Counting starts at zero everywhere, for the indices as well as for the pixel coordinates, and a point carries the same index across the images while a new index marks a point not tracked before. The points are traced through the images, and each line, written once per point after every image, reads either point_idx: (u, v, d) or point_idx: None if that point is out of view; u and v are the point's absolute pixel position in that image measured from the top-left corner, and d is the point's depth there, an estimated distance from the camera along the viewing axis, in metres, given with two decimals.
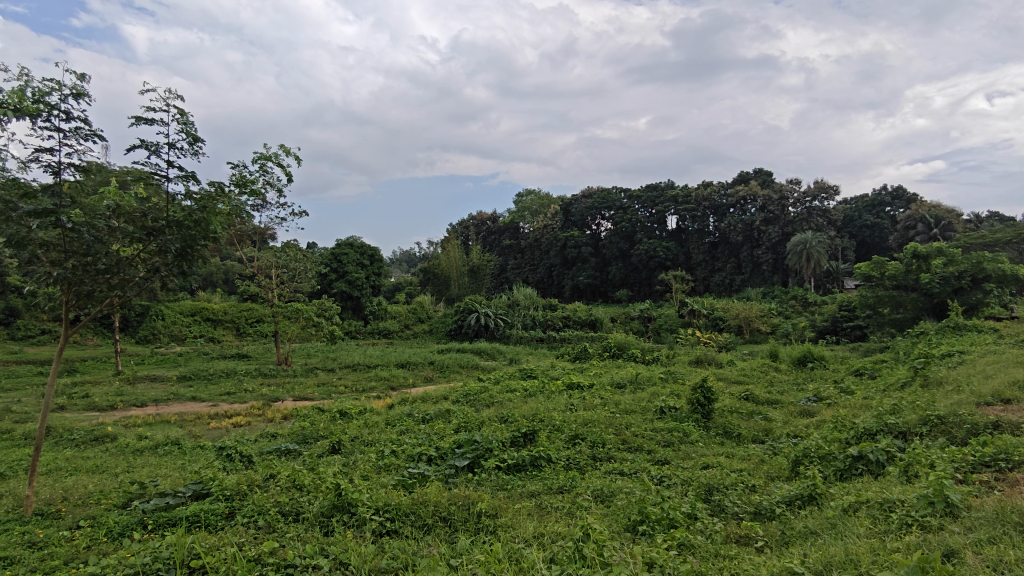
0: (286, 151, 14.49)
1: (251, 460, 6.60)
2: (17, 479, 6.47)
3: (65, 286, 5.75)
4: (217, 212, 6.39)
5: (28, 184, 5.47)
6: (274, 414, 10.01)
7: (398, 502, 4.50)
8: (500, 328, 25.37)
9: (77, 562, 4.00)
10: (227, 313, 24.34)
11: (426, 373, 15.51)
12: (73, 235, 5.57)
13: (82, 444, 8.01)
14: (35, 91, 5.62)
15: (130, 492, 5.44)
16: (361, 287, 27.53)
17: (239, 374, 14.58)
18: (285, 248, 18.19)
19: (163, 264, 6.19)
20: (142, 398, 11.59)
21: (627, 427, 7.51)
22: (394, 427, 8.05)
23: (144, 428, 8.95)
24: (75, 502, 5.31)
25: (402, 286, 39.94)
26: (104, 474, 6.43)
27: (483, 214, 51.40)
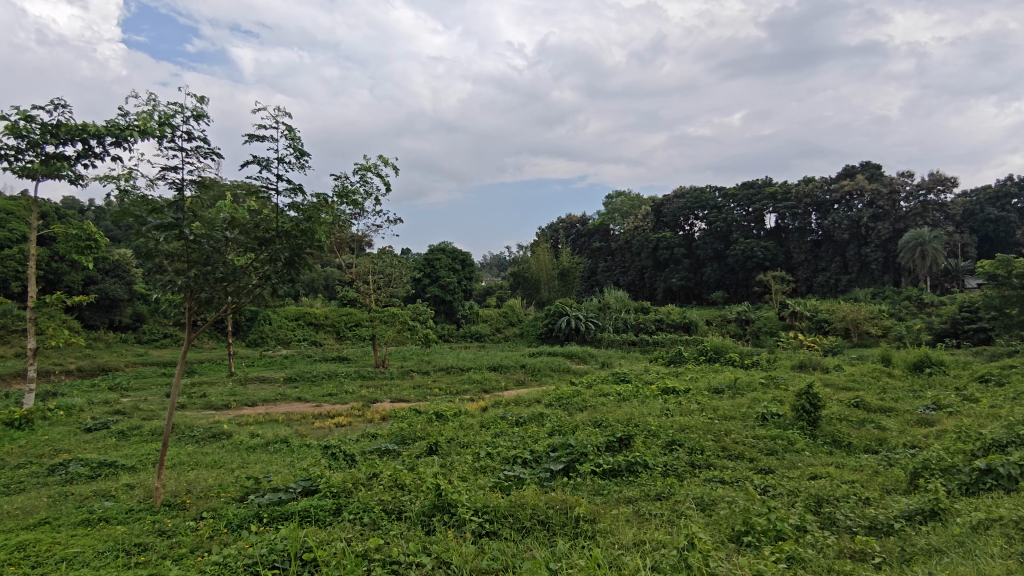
0: (384, 162, 15.03)
1: (354, 459, 6.88)
2: (146, 471, 7.04)
3: (188, 294, 6.24)
4: (322, 221, 6.67)
5: (156, 201, 5.99)
6: (374, 414, 10.40)
7: (497, 504, 4.57)
8: (591, 332, 25.21)
9: (203, 551, 4.31)
10: (329, 318, 25.47)
11: (519, 376, 15.63)
12: (194, 246, 6.02)
13: (201, 440, 8.61)
14: (162, 115, 6.12)
15: (246, 486, 5.79)
16: (454, 291, 28.08)
17: (340, 376, 15.21)
18: (381, 255, 18.85)
19: (273, 271, 6.56)
20: (252, 398, 12.32)
21: (727, 434, 7.27)
22: (489, 429, 8.16)
23: (255, 426, 9.50)
24: (198, 494, 5.71)
25: (493, 289, 40.42)
26: (222, 469, 6.88)
27: (573, 217, 51.29)
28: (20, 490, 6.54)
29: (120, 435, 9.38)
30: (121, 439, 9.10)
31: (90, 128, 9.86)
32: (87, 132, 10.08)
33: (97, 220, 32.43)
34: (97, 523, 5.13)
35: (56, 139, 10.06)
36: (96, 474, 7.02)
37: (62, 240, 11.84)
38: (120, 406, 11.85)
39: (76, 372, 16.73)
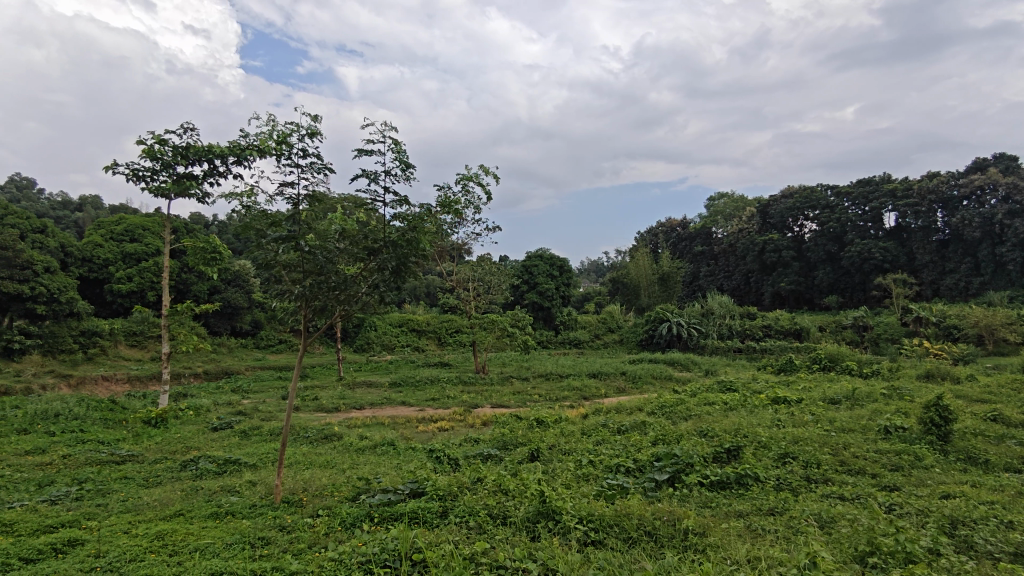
0: (485, 171, 15.34)
1: (458, 462, 7.04)
2: (266, 469, 7.49)
3: (304, 302, 6.61)
4: (425, 231, 6.86)
5: (275, 214, 6.41)
6: (475, 419, 10.57)
7: (602, 513, 4.52)
8: (694, 338, 24.51)
9: (320, 547, 4.53)
10: (431, 325, 26.23)
11: (619, 384, 15.42)
12: (309, 257, 6.37)
13: (315, 441, 9.07)
14: (279, 134, 6.53)
15: (358, 486, 6.05)
16: (552, 298, 28.15)
17: (442, 381, 15.57)
18: (481, 262, 19.20)
19: (381, 280, 6.82)
20: (360, 402, 12.84)
21: (845, 448, 6.86)
22: (590, 437, 8.11)
23: (363, 429, 9.93)
24: (314, 493, 6.01)
25: (591, 295, 40.18)
26: (334, 469, 7.21)
27: (673, 220, 50.20)
28: (158, 483, 7.14)
29: (242, 434, 10.04)
30: (243, 439, 9.74)
31: (216, 150, 10.66)
32: (213, 153, 10.91)
33: (222, 233, 34.99)
34: (225, 515, 5.51)
35: (186, 160, 10.95)
36: (222, 470, 7.54)
37: (192, 253, 12.82)
38: (242, 408, 12.68)
39: (203, 375, 18.07)
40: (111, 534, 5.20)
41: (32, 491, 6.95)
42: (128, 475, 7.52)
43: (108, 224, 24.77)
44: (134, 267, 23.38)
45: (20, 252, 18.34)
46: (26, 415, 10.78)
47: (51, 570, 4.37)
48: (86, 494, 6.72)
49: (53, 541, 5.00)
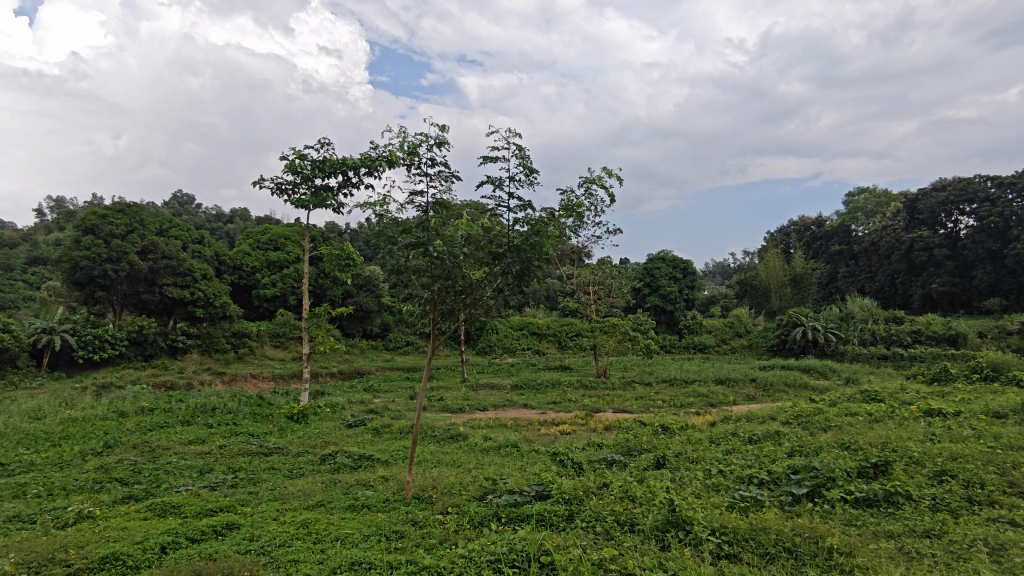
0: (608, 173, 15.24)
1: (582, 467, 7.00)
2: (397, 466, 7.83)
3: (433, 306, 6.87)
4: (549, 234, 6.88)
5: (405, 222, 6.71)
6: (597, 424, 10.49)
7: (736, 526, 4.34)
8: (832, 344, 22.99)
9: (450, 543, 4.67)
10: (551, 328, 26.36)
11: (749, 391, 14.70)
12: (437, 262, 6.60)
13: (441, 441, 9.35)
14: (409, 145, 6.83)
15: (485, 486, 6.18)
16: (676, 301, 27.44)
17: (563, 385, 15.57)
18: (601, 265, 19.08)
19: (505, 284, 6.94)
20: (484, 403, 13.13)
21: (1015, 467, 6.15)
22: (719, 446, 7.81)
23: (487, 430, 10.14)
24: (443, 491, 6.20)
25: (717, 298, 38.77)
26: (461, 468, 7.41)
27: (806, 219, 47.40)
28: (300, 475, 7.66)
29: (375, 431, 10.56)
30: (376, 436, 10.24)
31: (349, 162, 11.33)
32: (347, 165, 11.60)
33: (355, 240, 37.09)
34: (361, 508, 5.82)
35: (323, 173, 11.70)
36: (357, 465, 7.97)
37: (328, 260, 13.64)
38: (373, 406, 13.32)
39: (338, 374, 19.20)
40: (262, 519, 5.64)
41: (195, 477, 7.69)
42: (275, 466, 8.12)
43: (255, 234, 27.02)
44: (277, 273, 25.21)
45: (183, 260, 20.61)
46: (188, 408, 11.96)
47: (213, 551, 4.81)
48: (240, 482, 7.35)
49: (212, 523, 5.48)
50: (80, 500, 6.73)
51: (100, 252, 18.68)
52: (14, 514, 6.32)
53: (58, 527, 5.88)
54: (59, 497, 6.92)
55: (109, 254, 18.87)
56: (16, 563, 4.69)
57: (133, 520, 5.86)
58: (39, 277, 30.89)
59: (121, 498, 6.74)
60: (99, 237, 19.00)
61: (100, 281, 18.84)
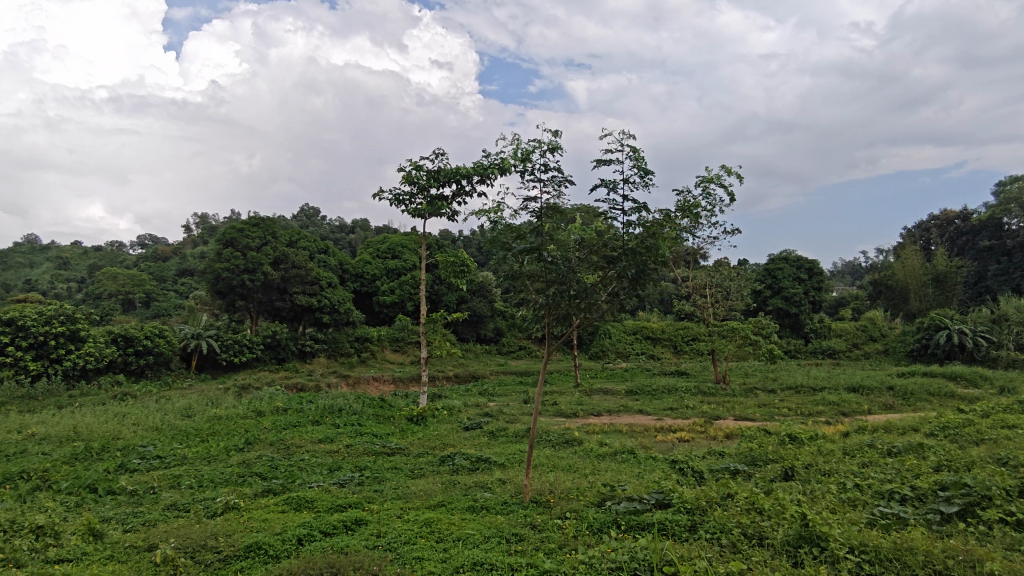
0: (727, 171, 14.74)
1: (703, 476, 6.77)
2: (514, 469, 7.92)
3: (548, 311, 6.91)
4: (665, 236, 6.71)
5: (520, 228, 6.82)
6: (717, 432, 10.13)
7: (878, 544, 4.04)
8: (982, 349, 20.93)
9: (570, 548, 4.66)
10: (666, 332, 25.76)
11: (885, 399, 13.69)
12: (552, 267, 6.66)
13: (556, 445, 9.36)
14: (524, 151, 6.99)
15: (603, 492, 6.12)
16: (800, 303, 26.01)
17: (680, 391, 15.15)
18: (719, 267, 18.45)
19: (621, 288, 6.86)
20: (598, 409, 13.02)
21: None
22: (854, 457, 7.31)
23: (602, 436, 10.05)
24: (560, 495, 6.20)
25: (847, 300, 36.36)
26: (577, 473, 7.39)
27: (949, 212, 43.45)
28: (421, 475, 7.94)
29: (491, 434, 10.75)
30: (492, 439, 10.43)
31: (463, 170, 11.65)
32: (460, 174, 11.91)
33: (469, 247, 37.99)
34: (481, 509, 5.94)
35: (438, 182, 12.08)
36: (475, 467, 8.15)
37: (443, 266, 14.06)
38: (488, 410, 13.57)
39: (455, 378, 19.73)
40: (389, 517, 5.89)
41: (325, 474, 8.15)
42: (397, 466, 8.46)
43: (375, 244, 28.38)
44: (395, 281, 26.26)
45: (311, 270, 22.00)
46: (318, 409, 12.73)
47: (345, 544, 5.08)
48: (366, 480, 7.72)
49: (342, 518, 5.78)
50: (226, 492, 7.33)
51: (238, 263, 20.33)
52: (171, 502, 6.98)
53: (209, 515, 6.43)
54: (209, 489, 7.57)
55: (246, 265, 20.46)
56: (176, 548, 5.19)
57: (273, 512, 6.30)
58: (187, 287, 34.01)
59: (262, 491, 7.28)
60: (237, 250, 20.69)
61: (239, 289, 20.51)
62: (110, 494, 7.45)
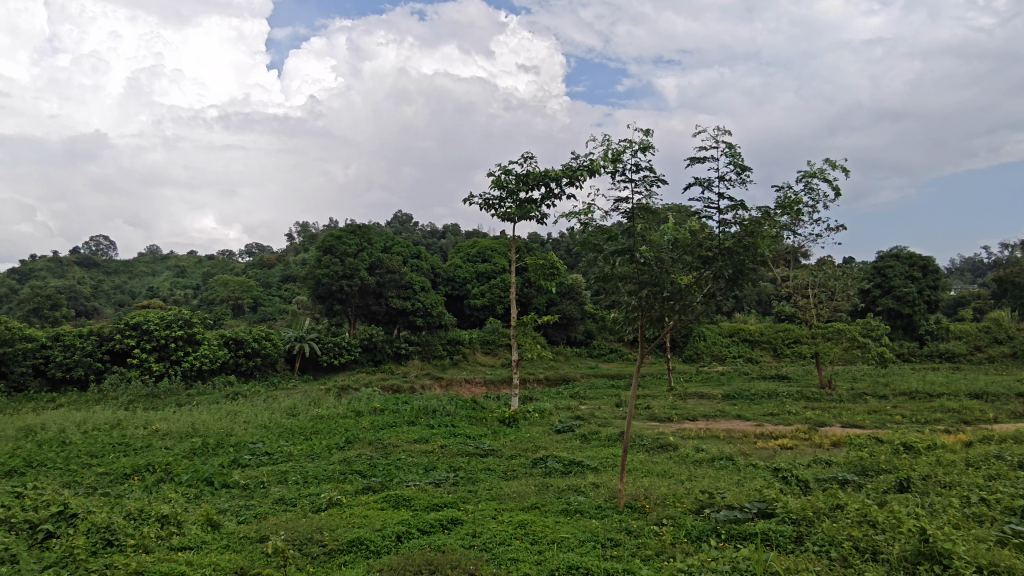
0: (832, 165, 14.03)
1: (808, 486, 6.45)
2: (608, 473, 7.84)
3: (641, 313, 6.79)
4: (764, 235, 6.46)
5: (611, 229, 6.77)
6: (823, 439, 9.64)
7: (1010, 564, 3.70)
8: None
9: (667, 555, 4.57)
10: (765, 335, 24.78)
11: (1014, 407, 12.57)
12: (644, 268, 6.54)
13: (651, 450, 9.19)
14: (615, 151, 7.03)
15: (701, 499, 5.95)
16: (914, 303, 24.35)
17: (781, 396, 14.53)
18: (822, 265, 17.59)
19: (717, 288, 6.62)
20: (693, 413, 12.67)
21: None
22: (979, 470, 6.75)
23: (698, 441, 9.79)
24: (656, 501, 6.08)
25: (967, 300, 33.67)
26: (673, 479, 7.22)
27: None
28: (515, 476, 8.00)
29: (583, 437, 10.69)
30: (584, 442, 10.37)
31: (552, 173, 11.67)
32: (549, 177, 11.93)
33: (559, 249, 37.94)
34: (574, 513, 5.91)
35: (527, 186, 12.15)
36: (568, 470, 8.13)
37: (533, 269, 14.11)
38: (580, 413, 13.51)
39: (546, 381, 19.75)
40: (484, 517, 5.98)
41: (422, 473, 8.36)
42: (491, 467, 8.56)
43: (466, 248, 28.90)
44: (486, 284, 26.63)
45: (405, 274, 22.70)
46: (413, 409, 13.10)
47: (442, 542, 5.19)
48: (460, 480, 7.86)
49: (438, 517, 5.90)
50: (329, 488, 7.66)
51: (337, 269, 21.25)
52: (279, 496, 7.37)
53: (314, 510, 6.75)
54: (313, 484, 7.95)
55: (344, 270, 21.34)
56: (286, 540, 5.48)
57: (373, 509, 6.52)
58: (291, 292, 35.82)
59: (362, 488, 7.56)
60: (336, 256, 21.62)
61: (338, 294, 21.42)
62: (225, 487, 7.96)
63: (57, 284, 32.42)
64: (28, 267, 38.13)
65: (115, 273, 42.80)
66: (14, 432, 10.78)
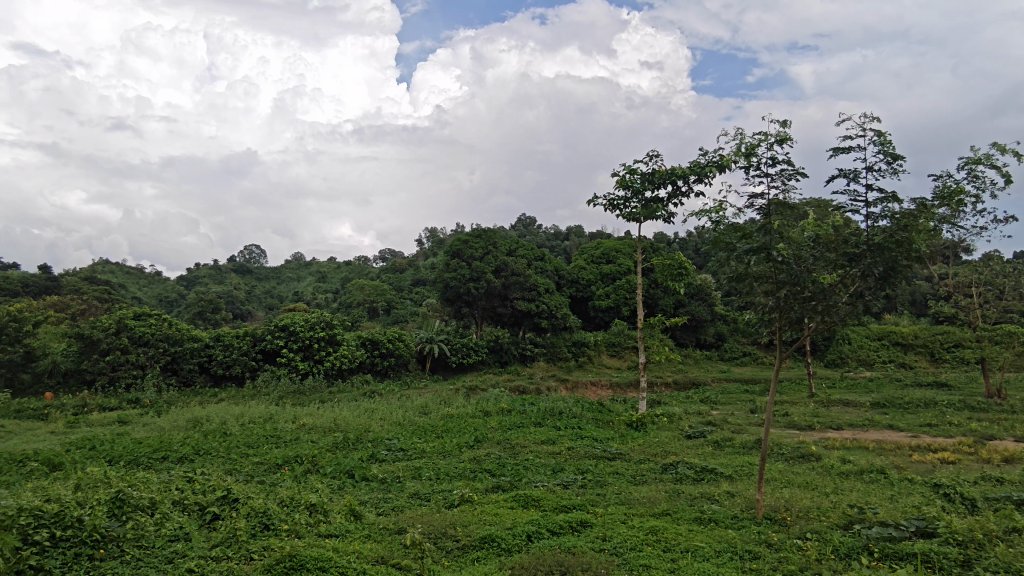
0: (999, 149, 12.67)
1: (976, 506, 5.83)
2: (744, 482, 7.49)
3: (780, 315, 6.45)
4: (921, 228, 5.94)
5: (746, 227, 6.53)
6: (992, 454, 8.66)
7: None
8: None
9: (813, 573, 4.30)
10: (919, 338, 22.73)
11: None
12: (782, 267, 6.23)
13: (790, 460, 8.68)
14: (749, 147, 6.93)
15: (849, 514, 5.55)
16: None
17: (941, 405, 13.22)
18: (988, 261, 15.85)
19: (866, 288, 6.16)
20: (838, 422, 11.84)
21: None
22: None
23: (845, 452, 9.11)
24: (798, 514, 5.73)
25: None
26: (817, 492, 6.78)
27: None
28: (644, 482, 7.85)
29: (716, 444, 10.31)
30: (717, 449, 10.00)
31: (679, 170, 11.38)
32: (676, 175, 11.64)
33: (687, 248, 36.85)
34: (709, 522, 5.71)
35: (653, 185, 11.92)
36: (700, 478, 7.86)
37: (660, 270, 13.80)
38: (712, 418, 13.03)
39: (674, 385, 19.24)
40: (613, 521, 5.91)
41: (550, 475, 8.41)
42: (619, 471, 8.45)
43: (590, 249, 28.80)
44: (611, 285, 26.38)
45: (530, 276, 23.02)
46: (540, 411, 13.20)
47: (572, 545, 5.18)
48: (588, 483, 7.82)
49: (568, 519, 5.91)
50: (461, 485, 7.89)
51: (464, 272, 21.94)
52: (415, 491, 7.70)
53: (447, 506, 6.97)
54: (445, 481, 8.23)
55: (471, 273, 21.97)
56: (423, 533, 5.71)
57: (503, 507, 6.65)
58: (421, 295, 37.30)
59: (492, 487, 7.72)
60: (463, 260, 22.34)
61: (466, 297, 22.08)
62: (365, 479, 8.44)
63: (217, 290, 35.76)
64: (194, 274, 42.48)
65: (265, 279, 46.62)
66: (184, 423, 12.03)
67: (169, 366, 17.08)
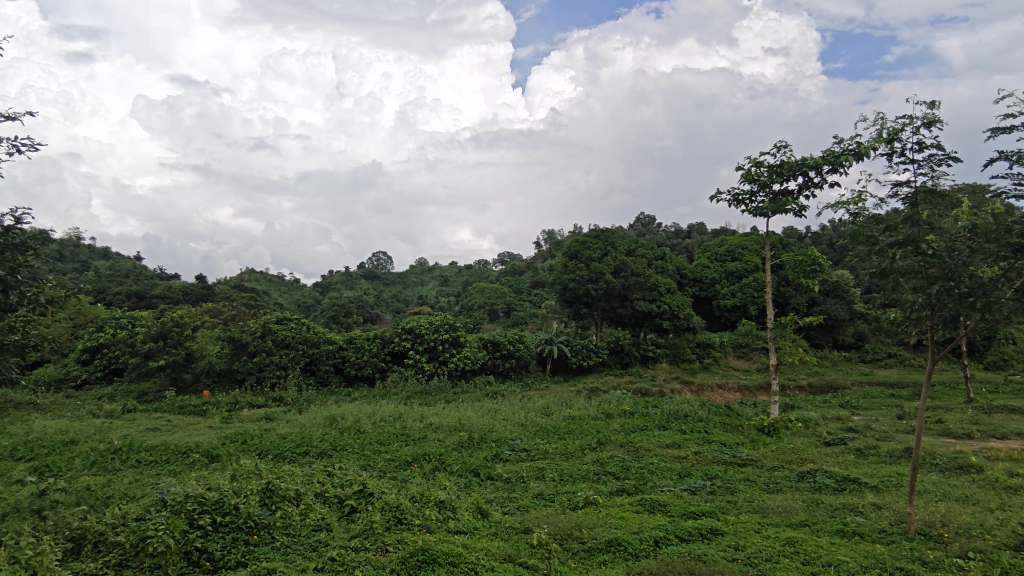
0: None
1: None
2: (893, 494, 6.94)
3: (932, 313, 5.92)
4: None
5: (891, 217, 6.06)
6: None
7: None
8: None
9: None
10: None
11: None
12: (932, 260, 5.72)
13: (946, 472, 7.93)
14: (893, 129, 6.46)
15: (1020, 533, 5.00)
16: None
17: None
18: None
19: None
20: (1002, 430, 10.69)
21: None
22: None
23: (1012, 464, 8.21)
24: (957, 531, 5.23)
25: None
26: (980, 507, 6.14)
27: None
28: (779, 490, 7.45)
29: (859, 452, 9.63)
30: (860, 457, 9.33)
31: (810, 160, 10.76)
32: (807, 165, 10.99)
33: (820, 242, 34.74)
34: (854, 536, 5.33)
35: (781, 177, 11.35)
36: (841, 487, 7.37)
37: (792, 267, 13.11)
38: (853, 424, 12.18)
39: (808, 388, 18.15)
40: (746, 530, 5.67)
41: (676, 480, 8.20)
42: (751, 478, 8.08)
43: (714, 247, 27.85)
44: (737, 284, 25.35)
45: (650, 276, 22.63)
46: (663, 414, 12.90)
47: (703, 553, 5.02)
48: (718, 489, 7.54)
49: (698, 526, 5.74)
50: (585, 487, 7.88)
51: (583, 274, 21.96)
52: (539, 491, 7.77)
53: (572, 508, 6.99)
54: (570, 482, 8.26)
55: (590, 274, 21.95)
56: (550, 534, 5.76)
57: (629, 511, 6.57)
58: (540, 296, 37.61)
59: (617, 490, 7.64)
60: (582, 261, 22.39)
61: (585, 298, 22.10)
62: (491, 478, 8.63)
63: (349, 296, 37.90)
64: (328, 280, 45.27)
65: (391, 284, 48.84)
66: (323, 420, 12.86)
67: (308, 367, 18.30)
